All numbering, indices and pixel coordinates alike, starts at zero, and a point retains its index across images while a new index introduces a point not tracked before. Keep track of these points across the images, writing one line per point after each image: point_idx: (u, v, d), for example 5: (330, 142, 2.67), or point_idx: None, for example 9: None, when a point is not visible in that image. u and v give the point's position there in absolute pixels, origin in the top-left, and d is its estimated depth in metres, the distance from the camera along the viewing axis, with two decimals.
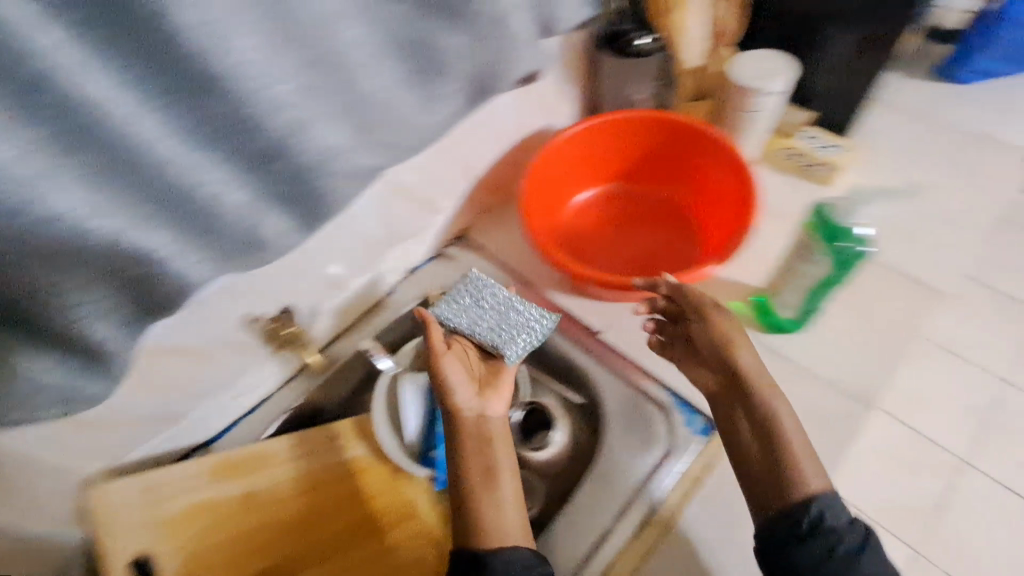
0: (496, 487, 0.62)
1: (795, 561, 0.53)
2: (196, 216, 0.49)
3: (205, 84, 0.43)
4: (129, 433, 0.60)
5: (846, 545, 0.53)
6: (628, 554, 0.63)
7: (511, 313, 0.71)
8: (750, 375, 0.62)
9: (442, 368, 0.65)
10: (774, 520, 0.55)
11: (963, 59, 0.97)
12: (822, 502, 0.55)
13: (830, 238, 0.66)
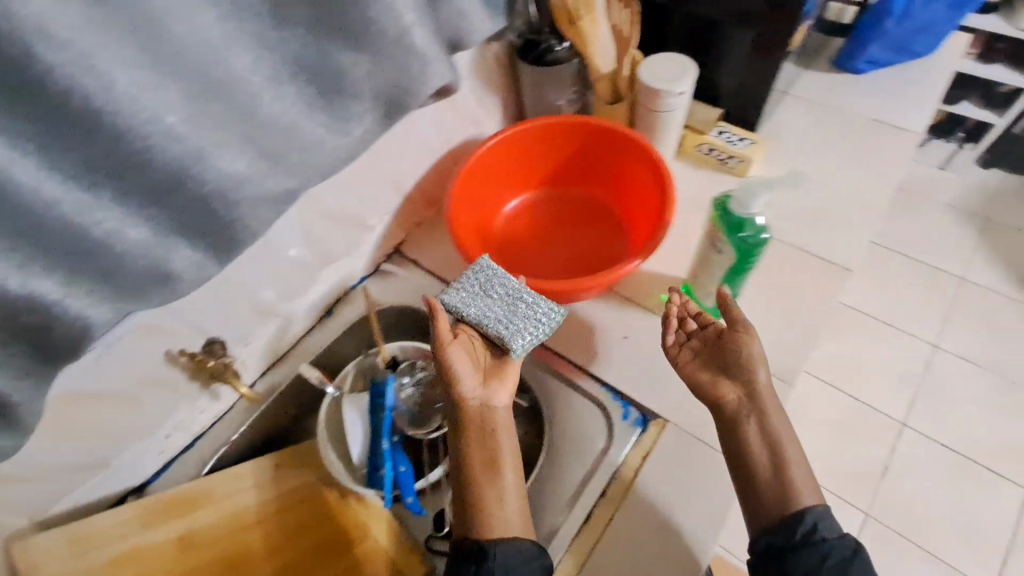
0: (500, 473, 0.61)
1: (788, 568, 0.54)
2: (91, 254, 0.42)
3: (84, 118, 0.37)
4: (52, 486, 0.58)
5: (837, 556, 0.53)
6: (585, 534, 0.64)
7: (524, 301, 0.63)
8: (769, 391, 0.60)
9: (447, 357, 0.62)
10: (770, 529, 0.56)
11: (857, 50, 0.95)
12: (816, 513, 0.55)
13: (733, 230, 0.59)
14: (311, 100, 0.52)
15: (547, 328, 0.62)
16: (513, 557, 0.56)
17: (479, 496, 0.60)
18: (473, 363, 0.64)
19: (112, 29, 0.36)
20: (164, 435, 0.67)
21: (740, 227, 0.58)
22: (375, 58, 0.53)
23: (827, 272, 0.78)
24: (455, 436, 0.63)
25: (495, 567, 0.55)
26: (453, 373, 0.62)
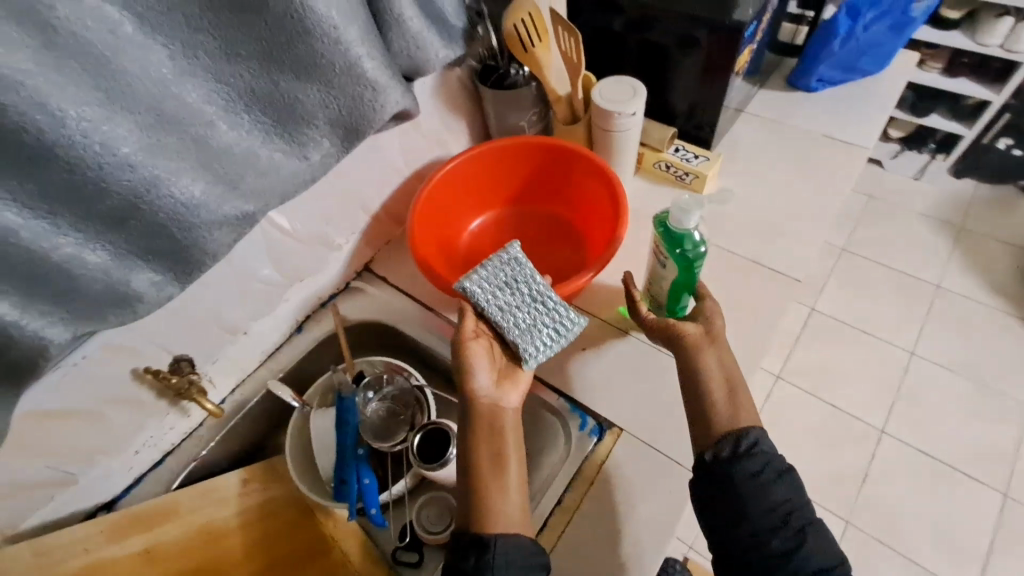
0: (505, 473, 0.60)
1: (731, 476, 0.55)
2: (46, 279, 0.44)
3: (41, 150, 0.40)
4: (20, 502, 0.60)
5: (774, 466, 0.55)
6: (549, 532, 0.66)
7: (547, 307, 0.64)
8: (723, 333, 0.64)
9: (468, 349, 0.63)
10: (716, 442, 0.57)
11: (807, 68, 1.00)
12: (760, 431, 0.57)
13: (674, 244, 0.63)
14: (265, 128, 0.56)
15: (562, 339, 0.64)
16: (512, 550, 0.55)
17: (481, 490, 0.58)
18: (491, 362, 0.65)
19: (64, 69, 0.39)
20: (133, 452, 0.69)
21: (682, 240, 0.62)
22: (327, 88, 0.56)
23: (778, 282, 0.81)
24: (463, 428, 0.63)
25: (497, 559, 0.54)
26: (469, 366, 0.63)
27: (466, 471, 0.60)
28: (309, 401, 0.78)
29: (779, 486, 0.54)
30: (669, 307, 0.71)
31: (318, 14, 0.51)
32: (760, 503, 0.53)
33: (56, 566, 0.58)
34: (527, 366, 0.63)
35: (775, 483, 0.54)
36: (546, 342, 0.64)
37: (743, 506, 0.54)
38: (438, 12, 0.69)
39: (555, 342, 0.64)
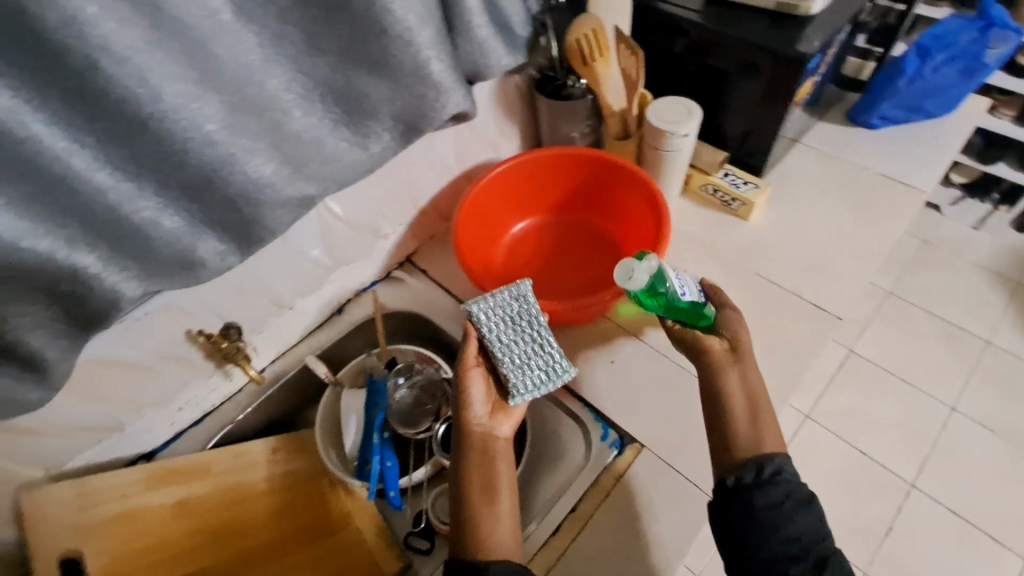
0: (496, 503, 0.62)
1: (752, 502, 0.55)
2: (126, 237, 0.48)
3: (137, 120, 0.43)
4: (72, 441, 0.64)
5: (796, 495, 0.55)
6: (553, 544, 0.67)
7: (545, 349, 0.65)
8: (749, 347, 0.64)
9: (467, 378, 0.66)
10: (738, 467, 0.57)
11: (869, 106, 0.98)
12: (784, 458, 0.57)
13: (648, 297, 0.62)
14: (335, 117, 0.59)
15: (552, 382, 0.65)
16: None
17: (474, 517, 0.61)
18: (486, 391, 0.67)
19: (168, 50, 0.43)
20: (176, 408, 0.73)
21: (651, 292, 0.61)
22: (395, 85, 0.59)
23: (818, 317, 0.80)
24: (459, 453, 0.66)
25: None
26: (467, 395, 0.66)
27: (459, 497, 0.63)
28: (342, 380, 0.81)
29: (800, 516, 0.54)
30: None
31: (396, 17, 0.54)
32: (780, 530, 0.53)
33: (97, 507, 0.62)
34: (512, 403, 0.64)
35: (796, 513, 0.54)
36: (537, 382, 0.64)
37: (761, 532, 0.53)
38: (505, 21, 0.72)
39: (543, 385, 0.64)
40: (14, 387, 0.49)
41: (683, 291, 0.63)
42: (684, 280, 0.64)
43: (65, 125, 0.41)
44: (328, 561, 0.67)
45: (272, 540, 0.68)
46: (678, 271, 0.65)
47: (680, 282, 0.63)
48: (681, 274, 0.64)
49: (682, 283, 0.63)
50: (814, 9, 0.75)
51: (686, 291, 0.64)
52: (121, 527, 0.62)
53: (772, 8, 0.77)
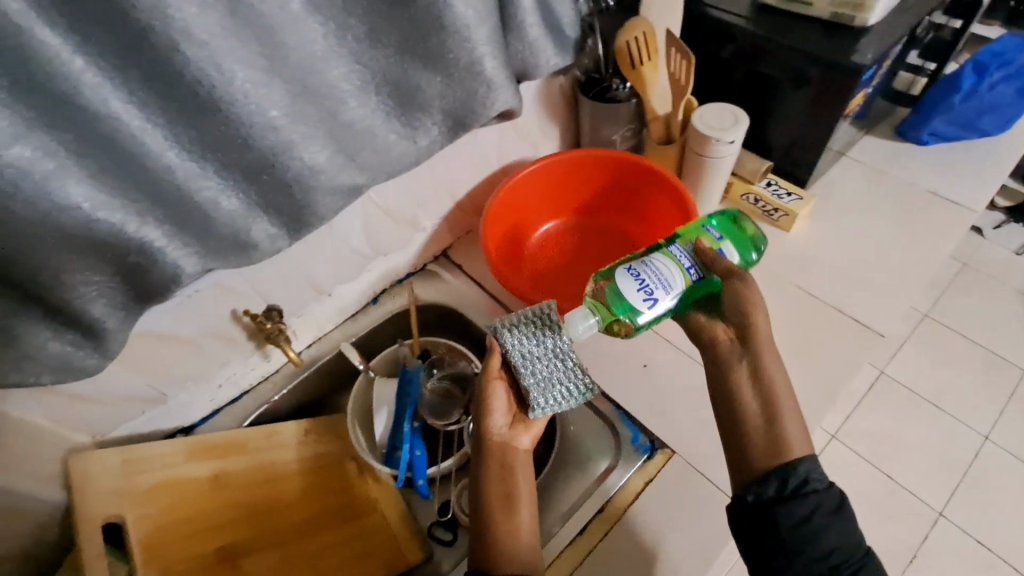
0: (516, 517, 0.62)
1: (776, 521, 0.52)
2: (189, 215, 0.50)
3: (207, 103, 0.45)
4: (118, 410, 0.67)
5: (825, 508, 0.52)
6: (574, 548, 0.67)
7: (571, 365, 0.62)
8: (765, 335, 0.58)
9: (488, 389, 0.65)
10: (758, 480, 0.54)
11: (921, 122, 0.97)
12: (810, 464, 0.53)
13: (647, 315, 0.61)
14: (387, 109, 0.60)
15: (575, 400, 0.62)
16: None
17: (495, 529, 0.61)
18: (506, 403, 0.65)
19: (242, 36, 0.44)
20: (217, 385, 0.76)
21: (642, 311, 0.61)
22: (448, 80, 0.60)
23: (858, 333, 0.79)
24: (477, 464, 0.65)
25: None
26: (488, 405, 0.65)
27: (478, 509, 0.63)
28: (374, 368, 0.83)
29: (829, 531, 0.51)
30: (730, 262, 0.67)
31: (456, 13, 0.55)
32: (809, 549, 0.51)
33: (141, 475, 0.64)
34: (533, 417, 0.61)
35: (824, 527, 0.51)
36: (559, 398, 0.62)
37: (788, 551, 0.51)
38: (557, 22, 0.72)
39: (566, 401, 0.62)
40: (75, 353, 0.50)
41: (652, 299, 0.61)
42: (651, 280, 0.61)
43: (142, 103, 0.43)
44: (354, 545, 0.68)
45: (300, 521, 0.68)
46: (644, 271, 0.62)
47: (645, 291, 0.61)
48: (647, 277, 0.61)
49: (650, 287, 0.61)
50: (871, 21, 0.74)
51: (658, 291, 0.61)
52: (159, 496, 0.64)
53: (827, 18, 0.76)
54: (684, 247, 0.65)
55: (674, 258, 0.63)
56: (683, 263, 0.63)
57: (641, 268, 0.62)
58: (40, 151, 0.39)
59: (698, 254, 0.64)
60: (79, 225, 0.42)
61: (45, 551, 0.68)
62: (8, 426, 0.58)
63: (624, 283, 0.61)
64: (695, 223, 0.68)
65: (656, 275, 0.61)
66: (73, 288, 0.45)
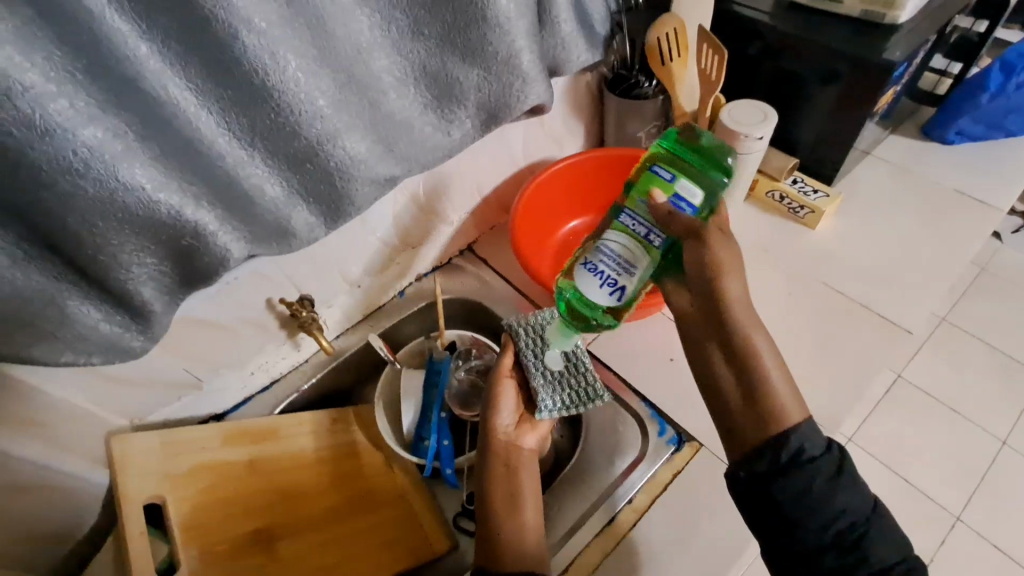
0: (520, 515, 0.64)
1: (772, 495, 0.51)
2: (237, 201, 0.51)
3: (260, 91, 0.46)
4: (156, 394, 0.68)
5: (824, 475, 0.51)
6: (594, 549, 0.68)
7: (579, 373, 0.72)
8: (740, 304, 0.54)
9: (498, 387, 0.70)
10: (751, 456, 0.53)
11: (948, 121, 0.98)
12: (802, 433, 0.52)
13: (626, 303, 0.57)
14: (425, 101, 0.61)
15: (579, 405, 0.70)
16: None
17: (500, 527, 0.63)
18: (515, 403, 0.71)
19: (294, 26, 0.46)
20: (249, 372, 0.77)
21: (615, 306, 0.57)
22: (485, 73, 0.61)
23: (885, 330, 0.80)
24: (482, 464, 0.67)
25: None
26: (497, 403, 0.69)
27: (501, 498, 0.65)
28: (401, 360, 0.84)
29: (830, 497, 0.51)
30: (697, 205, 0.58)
31: (497, 6, 0.56)
32: (810, 519, 0.51)
33: (178, 459, 0.66)
34: (539, 416, 0.69)
35: (824, 494, 0.51)
36: (564, 402, 0.70)
37: (788, 522, 0.51)
38: (589, 18, 0.73)
39: (570, 404, 0.70)
40: (123, 334, 0.50)
41: (619, 287, 0.55)
42: (610, 268, 0.55)
43: (199, 90, 0.44)
44: (385, 531, 0.69)
45: (329, 507, 0.69)
46: (601, 261, 0.56)
47: (609, 283, 0.55)
48: (606, 267, 0.56)
49: (612, 276, 0.55)
50: (902, 19, 0.75)
51: (621, 276, 0.55)
52: (196, 479, 0.65)
53: (857, 16, 0.77)
54: (638, 212, 0.58)
55: (628, 230, 0.57)
56: (639, 233, 0.56)
57: (597, 259, 0.56)
58: (103, 134, 0.40)
59: (653, 214, 0.56)
60: (137, 205, 0.43)
61: (83, 531, 0.69)
62: (51, 407, 0.60)
63: (586, 284, 0.56)
64: (643, 172, 0.59)
65: (615, 261, 0.56)
66: (126, 268, 0.46)
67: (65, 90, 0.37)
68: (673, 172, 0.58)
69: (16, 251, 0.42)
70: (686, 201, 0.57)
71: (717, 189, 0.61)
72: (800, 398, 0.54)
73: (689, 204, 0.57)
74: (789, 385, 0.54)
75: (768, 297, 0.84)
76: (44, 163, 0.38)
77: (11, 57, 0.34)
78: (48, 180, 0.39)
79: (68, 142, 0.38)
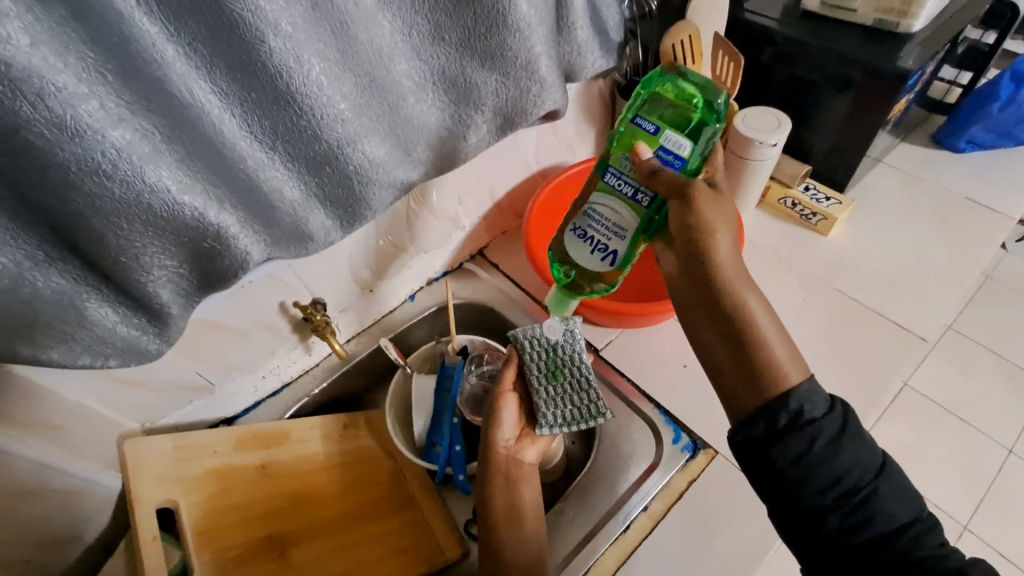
0: (521, 528, 0.64)
1: (770, 458, 0.50)
2: (257, 204, 0.51)
3: (283, 95, 0.46)
4: (168, 396, 0.68)
5: (826, 436, 0.50)
6: (608, 557, 0.67)
7: (583, 389, 0.70)
8: (731, 265, 0.53)
9: (500, 402, 0.70)
10: (748, 420, 0.52)
11: (959, 130, 1.00)
12: (801, 395, 0.51)
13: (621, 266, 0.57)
14: (443, 105, 0.61)
15: (581, 423, 0.68)
16: None
17: (502, 542, 0.63)
18: (517, 416, 0.70)
19: (318, 29, 0.45)
20: (260, 375, 0.76)
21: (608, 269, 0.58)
22: (503, 78, 0.61)
23: (900, 338, 0.80)
24: (483, 478, 0.67)
25: None
26: (497, 417, 0.69)
27: (511, 507, 0.65)
28: (411, 365, 0.84)
29: (833, 459, 0.50)
30: (693, 153, 0.55)
31: (517, 11, 0.56)
32: (809, 480, 0.50)
33: (191, 463, 0.65)
34: (539, 432, 0.67)
35: (825, 456, 0.49)
36: (567, 418, 0.68)
37: (787, 486, 0.50)
38: (604, 25, 0.73)
39: (571, 417, 0.68)
40: (139, 337, 0.50)
41: (611, 252, 0.57)
42: (600, 234, 0.57)
43: (223, 94, 0.44)
44: (398, 538, 0.68)
45: (341, 514, 0.68)
46: (591, 227, 0.57)
47: (599, 249, 0.57)
48: (596, 233, 0.57)
49: (602, 242, 0.57)
50: (916, 27, 0.75)
51: (612, 241, 0.56)
52: (207, 484, 0.65)
53: (870, 24, 0.77)
54: (623, 168, 0.56)
55: (614, 192, 0.56)
56: (626, 193, 0.56)
57: (585, 224, 0.58)
58: (129, 137, 0.40)
59: (637, 174, 0.54)
60: (160, 207, 0.43)
61: (91, 535, 0.69)
62: (61, 409, 0.59)
63: (577, 251, 0.59)
64: (626, 123, 0.56)
65: (604, 227, 0.56)
66: (146, 270, 0.46)
67: (96, 91, 0.37)
68: (658, 122, 0.54)
69: (37, 252, 0.41)
70: (673, 154, 0.54)
71: (716, 130, 0.56)
72: (802, 358, 0.53)
73: (676, 157, 0.54)
74: (784, 343, 0.53)
75: (782, 302, 0.84)
76: (73, 165, 0.38)
77: (45, 57, 0.34)
78: (75, 182, 0.38)
79: (97, 143, 0.38)
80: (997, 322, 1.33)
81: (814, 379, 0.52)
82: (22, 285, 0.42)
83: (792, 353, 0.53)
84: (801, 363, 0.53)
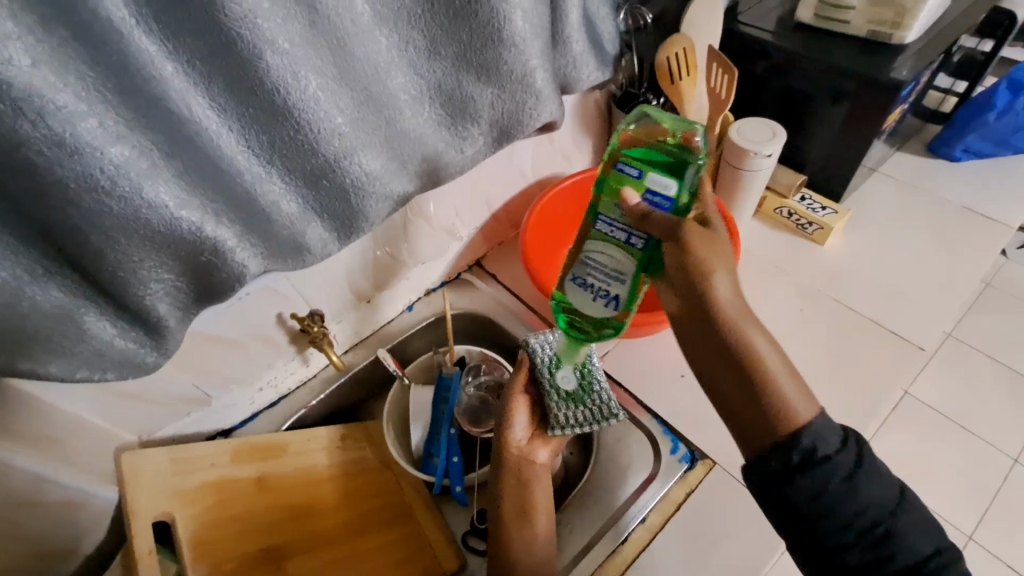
0: (531, 526, 0.64)
1: (788, 499, 0.50)
2: (254, 217, 0.51)
3: (280, 110, 0.46)
4: (166, 408, 0.68)
5: (841, 474, 0.50)
6: (617, 558, 0.67)
7: (593, 391, 0.71)
8: (732, 303, 0.53)
9: (512, 403, 0.69)
10: (761, 457, 0.52)
11: (955, 139, 1.01)
12: (801, 419, 0.51)
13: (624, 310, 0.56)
14: (440, 118, 0.61)
15: (594, 423, 0.70)
16: None
17: (512, 541, 0.62)
18: (529, 417, 0.70)
19: (316, 45, 0.46)
20: (258, 388, 0.77)
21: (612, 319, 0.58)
22: (499, 91, 0.61)
23: (900, 346, 0.79)
24: (495, 478, 0.67)
25: None
26: (511, 417, 0.69)
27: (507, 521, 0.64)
28: (408, 375, 0.84)
29: (849, 497, 0.49)
30: (679, 191, 0.53)
31: (512, 26, 0.56)
32: (827, 519, 0.50)
33: (188, 475, 0.65)
34: (552, 433, 0.68)
35: (843, 493, 0.49)
36: (578, 420, 0.69)
37: (805, 522, 0.50)
38: (599, 38, 0.74)
39: (583, 420, 0.69)
40: (137, 350, 0.50)
41: (612, 297, 0.56)
42: (600, 280, 0.56)
43: (221, 110, 0.44)
44: (396, 550, 0.68)
45: (339, 525, 0.68)
46: (589, 275, 0.57)
47: (601, 295, 0.57)
48: (595, 280, 0.57)
49: (602, 288, 0.56)
50: (908, 38, 0.76)
51: (611, 286, 0.56)
52: (203, 497, 0.64)
53: (863, 36, 0.78)
54: (614, 215, 0.55)
55: (608, 237, 0.56)
56: (619, 237, 0.55)
57: (584, 272, 0.57)
58: (127, 154, 0.40)
59: (628, 218, 0.54)
60: (159, 221, 0.44)
61: (88, 548, 0.68)
62: (59, 422, 0.59)
63: (580, 299, 0.58)
64: (610, 168, 0.55)
65: (601, 273, 0.56)
66: (143, 284, 0.46)
67: (95, 109, 0.37)
68: (641, 166, 0.53)
69: (36, 267, 0.42)
70: (660, 195, 0.53)
71: (701, 166, 0.52)
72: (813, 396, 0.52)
73: (664, 199, 0.53)
74: (794, 381, 0.52)
75: (780, 312, 0.84)
76: (72, 182, 0.38)
77: (45, 77, 0.34)
78: (74, 199, 0.39)
79: (96, 160, 0.38)
80: (998, 329, 1.33)
81: (826, 413, 0.52)
82: (22, 300, 0.42)
83: (801, 387, 0.52)
84: (812, 398, 0.52)
